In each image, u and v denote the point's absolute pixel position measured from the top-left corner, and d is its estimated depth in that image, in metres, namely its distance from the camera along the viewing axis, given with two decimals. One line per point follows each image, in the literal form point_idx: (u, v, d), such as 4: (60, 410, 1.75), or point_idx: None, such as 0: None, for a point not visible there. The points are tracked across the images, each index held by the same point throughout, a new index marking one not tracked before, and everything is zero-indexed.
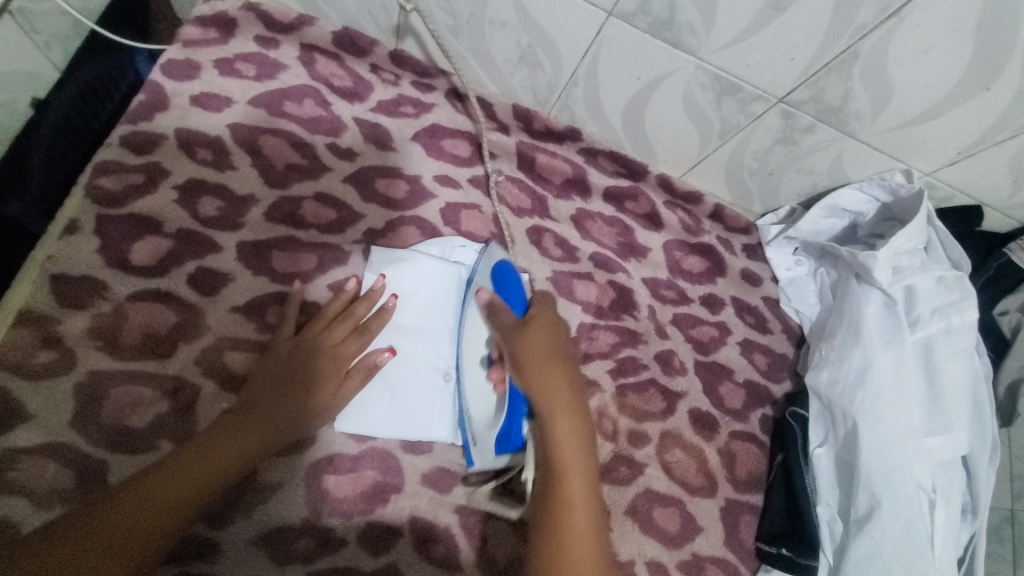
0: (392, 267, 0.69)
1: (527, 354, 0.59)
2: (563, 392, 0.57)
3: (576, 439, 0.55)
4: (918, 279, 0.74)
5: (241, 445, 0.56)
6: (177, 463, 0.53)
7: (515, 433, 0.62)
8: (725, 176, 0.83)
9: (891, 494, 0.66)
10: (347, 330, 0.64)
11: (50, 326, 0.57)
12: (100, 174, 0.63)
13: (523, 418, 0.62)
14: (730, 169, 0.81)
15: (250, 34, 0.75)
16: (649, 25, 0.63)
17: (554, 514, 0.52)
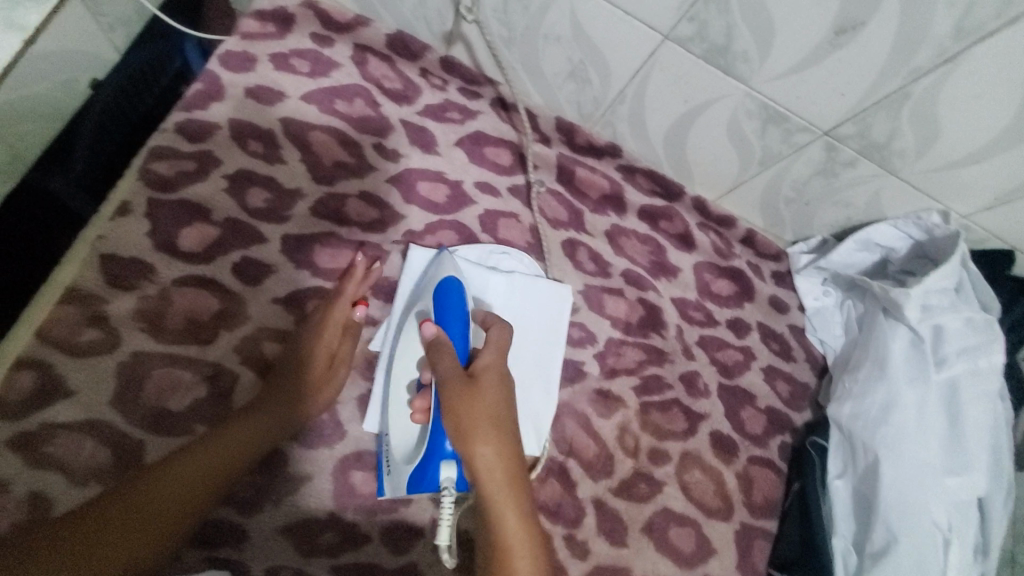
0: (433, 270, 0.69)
1: (452, 398, 0.53)
2: (487, 443, 0.51)
3: (510, 477, 0.51)
4: (947, 318, 0.74)
5: (272, 430, 0.57)
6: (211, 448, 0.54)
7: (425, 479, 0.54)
8: (759, 202, 0.83)
9: (907, 531, 0.66)
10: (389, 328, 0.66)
11: (97, 305, 0.58)
12: (154, 158, 0.64)
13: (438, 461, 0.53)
14: (766, 196, 0.81)
15: (306, 30, 0.76)
16: (703, 51, 0.64)
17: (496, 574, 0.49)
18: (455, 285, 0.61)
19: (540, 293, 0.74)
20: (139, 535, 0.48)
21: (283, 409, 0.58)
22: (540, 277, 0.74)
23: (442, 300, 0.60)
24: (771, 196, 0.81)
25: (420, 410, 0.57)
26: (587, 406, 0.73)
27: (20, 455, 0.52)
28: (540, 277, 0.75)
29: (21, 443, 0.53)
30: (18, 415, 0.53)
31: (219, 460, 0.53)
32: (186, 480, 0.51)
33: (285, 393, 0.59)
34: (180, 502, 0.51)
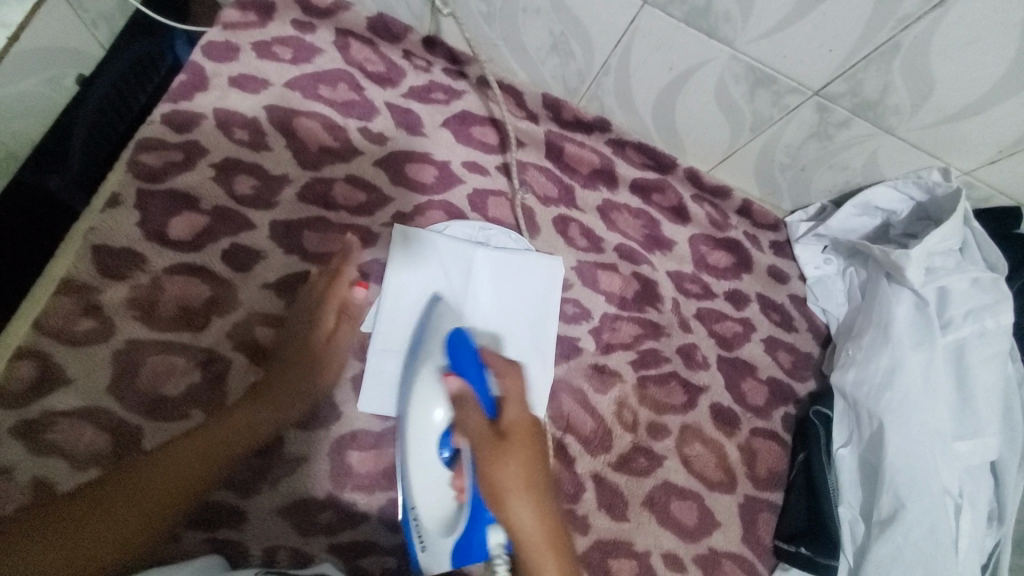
0: (416, 246, 0.68)
1: (503, 481, 0.50)
2: (543, 532, 0.49)
3: (564, 572, 0.49)
4: (951, 280, 0.72)
5: (264, 414, 0.58)
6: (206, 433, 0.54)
7: (475, 547, 0.54)
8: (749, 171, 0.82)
9: (915, 497, 0.65)
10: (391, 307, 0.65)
11: (90, 295, 0.59)
12: (142, 150, 0.65)
13: (487, 532, 0.53)
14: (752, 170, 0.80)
15: (287, 17, 0.76)
16: (685, 14, 0.63)
17: None
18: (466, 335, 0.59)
19: (533, 267, 0.73)
20: (139, 514, 0.49)
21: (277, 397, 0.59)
22: (532, 252, 0.73)
23: (456, 354, 0.56)
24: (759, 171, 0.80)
25: (459, 490, 0.55)
26: (583, 382, 0.73)
27: (21, 441, 0.53)
28: (534, 252, 0.74)
29: (21, 430, 0.54)
30: (16, 404, 0.54)
31: (213, 444, 0.54)
32: (180, 463, 0.52)
33: (278, 382, 0.59)
34: (174, 483, 0.51)
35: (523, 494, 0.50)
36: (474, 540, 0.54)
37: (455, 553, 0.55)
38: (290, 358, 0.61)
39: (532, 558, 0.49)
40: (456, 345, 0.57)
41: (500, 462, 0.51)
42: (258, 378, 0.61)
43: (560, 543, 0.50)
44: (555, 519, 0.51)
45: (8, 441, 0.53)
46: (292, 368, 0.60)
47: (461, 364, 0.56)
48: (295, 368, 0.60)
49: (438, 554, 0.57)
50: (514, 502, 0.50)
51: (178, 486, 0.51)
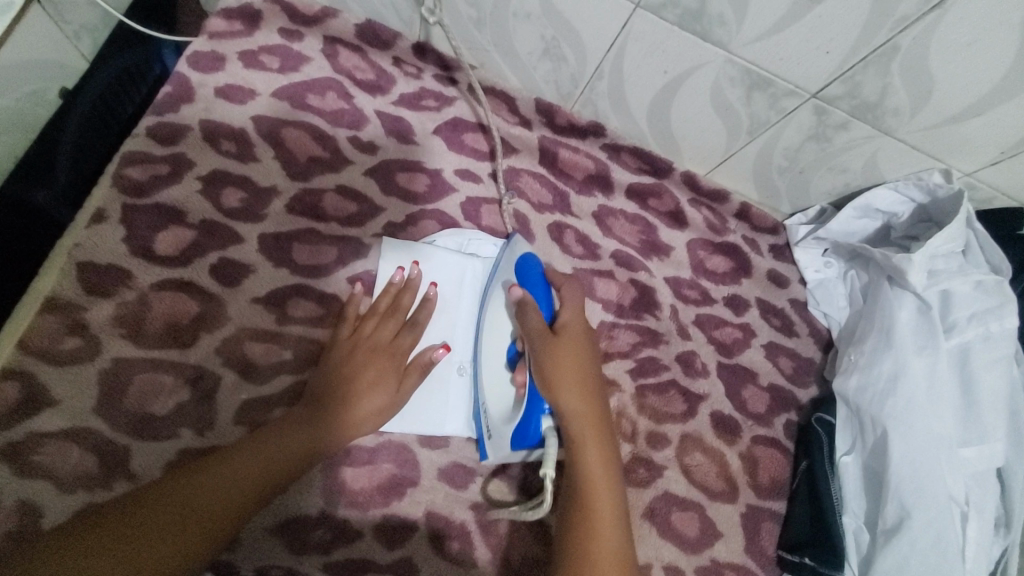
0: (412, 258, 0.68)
1: (557, 360, 0.58)
2: (579, 393, 0.58)
3: (595, 420, 0.57)
4: (954, 283, 0.71)
5: (298, 446, 0.56)
6: (234, 465, 0.53)
7: (532, 429, 0.58)
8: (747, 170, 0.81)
9: (921, 505, 0.63)
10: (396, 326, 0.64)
11: (76, 313, 0.58)
12: (127, 163, 0.64)
13: (543, 414, 0.58)
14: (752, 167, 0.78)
15: (274, 26, 0.75)
16: (678, 17, 0.62)
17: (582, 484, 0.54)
18: (533, 260, 0.67)
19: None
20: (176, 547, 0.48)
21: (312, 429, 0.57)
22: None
23: (524, 272, 0.66)
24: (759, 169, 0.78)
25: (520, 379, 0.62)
26: None
27: (8, 464, 0.52)
28: None
29: (6, 452, 0.53)
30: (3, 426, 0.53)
31: (240, 477, 0.52)
32: (208, 495, 0.51)
33: (314, 412, 0.57)
34: (200, 516, 0.50)
35: (567, 363, 0.58)
36: (530, 422, 0.58)
37: (512, 443, 0.60)
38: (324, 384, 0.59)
39: (571, 409, 0.57)
40: (525, 266, 0.66)
41: (559, 345, 0.60)
42: (251, 396, 0.60)
43: (595, 404, 0.58)
44: (598, 390, 0.59)
45: None
46: (324, 402, 0.58)
47: (530, 279, 0.65)
48: (337, 393, 0.59)
49: (501, 440, 0.60)
50: (569, 393, 0.57)
51: (206, 519, 0.50)
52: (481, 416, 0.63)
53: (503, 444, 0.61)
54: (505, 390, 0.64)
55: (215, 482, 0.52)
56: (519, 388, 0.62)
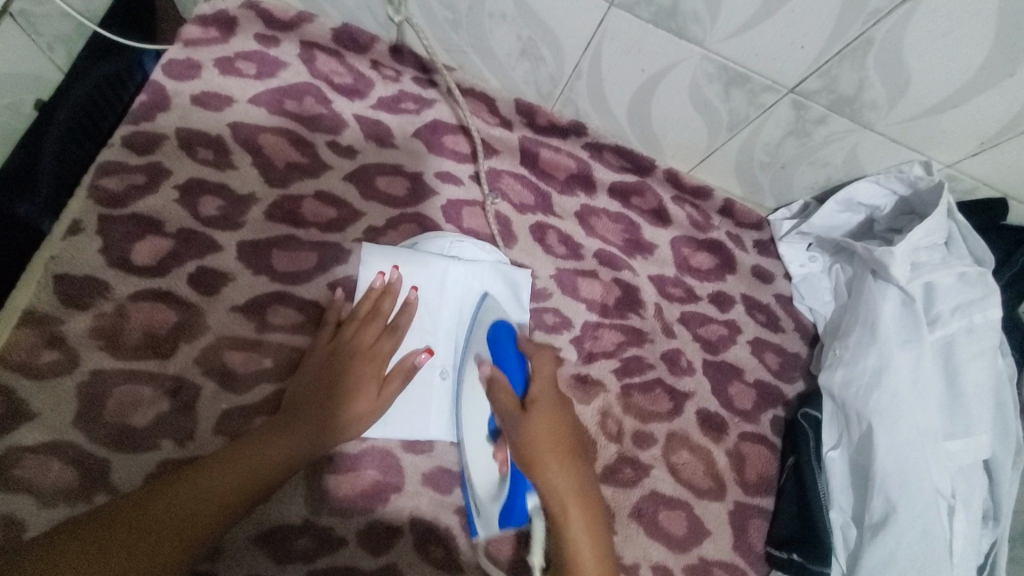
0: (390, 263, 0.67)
1: (530, 438, 0.57)
2: (560, 469, 0.56)
3: (579, 494, 0.56)
4: (937, 276, 0.71)
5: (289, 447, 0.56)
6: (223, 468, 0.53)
7: (518, 509, 0.57)
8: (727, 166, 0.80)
9: (906, 499, 0.63)
10: (376, 331, 0.64)
11: (54, 326, 0.58)
12: (102, 174, 0.63)
13: (527, 492, 0.58)
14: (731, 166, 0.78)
15: (250, 32, 0.74)
16: (652, 15, 0.61)
17: (567, 569, 0.53)
18: (505, 329, 0.65)
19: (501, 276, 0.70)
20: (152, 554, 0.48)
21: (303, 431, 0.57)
22: (501, 262, 0.71)
23: (497, 341, 0.64)
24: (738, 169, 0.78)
25: (503, 454, 0.60)
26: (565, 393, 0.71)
27: None
28: (506, 262, 0.72)
29: None
30: None
31: (231, 479, 0.53)
32: (196, 500, 0.51)
33: (304, 414, 0.58)
34: (192, 518, 0.50)
35: (544, 447, 0.57)
36: (516, 503, 0.57)
37: (500, 520, 0.58)
38: (314, 385, 0.60)
39: (549, 483, 0.55)
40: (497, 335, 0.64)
41: (530, 422, 0.58)
42: (230, 404, 0.59)
43: (580, 478, 0.57)
44: (583, 467, 0.58)
45: None
46: (314, 405, 0.59)
47: (503, 347, 0.63)
48: (320, 399, 0.59)
49: (490, 518, 0.59)
50: (550, 470, 0.56)
51: (187, 527, 0.50)
52: (466, 490, 0.61)
53: (491, 521, 0.59)
54: (487, 466, 0.61)
55: (205, 485, 0.52)
56: (502, 467, 0.60)
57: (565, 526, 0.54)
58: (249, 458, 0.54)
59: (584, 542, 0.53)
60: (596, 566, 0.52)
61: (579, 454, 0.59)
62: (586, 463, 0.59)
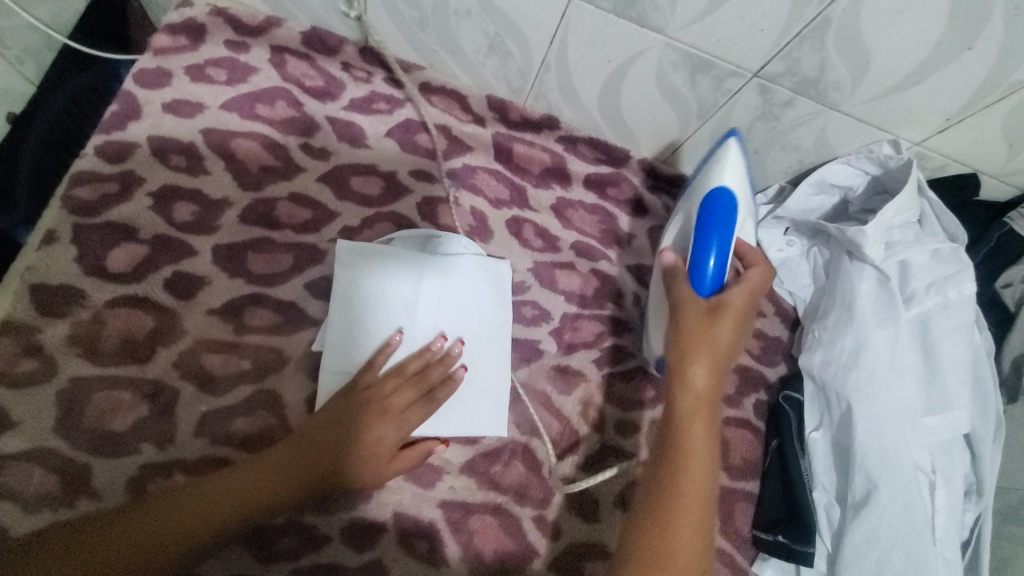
0: (363, 257, 0.67)
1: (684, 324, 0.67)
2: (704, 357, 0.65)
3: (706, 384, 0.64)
4: (911, 253, 0.71)
5: (290, 479, 0.56)
6: (215, 490, 0.54)
7: None
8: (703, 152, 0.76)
9: (887, 477, 0.63)
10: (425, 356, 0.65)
11: (31, 335, 0.58)
12: (75, 184, 0.64)
13: None
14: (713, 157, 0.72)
15: (219, 39, 0.75)
16: (613, 5, 0.62)
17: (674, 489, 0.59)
18: None
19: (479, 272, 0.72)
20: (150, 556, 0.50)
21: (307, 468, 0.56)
22: (479, 258, 0.72)
23: None
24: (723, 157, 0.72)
25: None
26: (546, 384, 0.71)
27: None
28: (484, 258, 0.73)
29: None
30: None
31: (222, 502, 0.53)
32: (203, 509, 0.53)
33: (314, 454, 0.57)
34: (194, 527, 0.52)
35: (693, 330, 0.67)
36: None
37: None
38: (327, 422, 0.59)
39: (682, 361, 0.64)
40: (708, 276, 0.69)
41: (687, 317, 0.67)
42: (210, 407, 0.60)
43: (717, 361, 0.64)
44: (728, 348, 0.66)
45: None
46: (323, 446, 0.58)
47: None
48: (344, 424, 0.59)
49: None
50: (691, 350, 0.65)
51: (188, 533, 0.51)
52: None
53: None
54: None
55: (199, 506, 0.52)
56: None
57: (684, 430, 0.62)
58: (244, 485, 0.54)
59: (692, 452, 0.61)
60: (697, 478, 0.60)
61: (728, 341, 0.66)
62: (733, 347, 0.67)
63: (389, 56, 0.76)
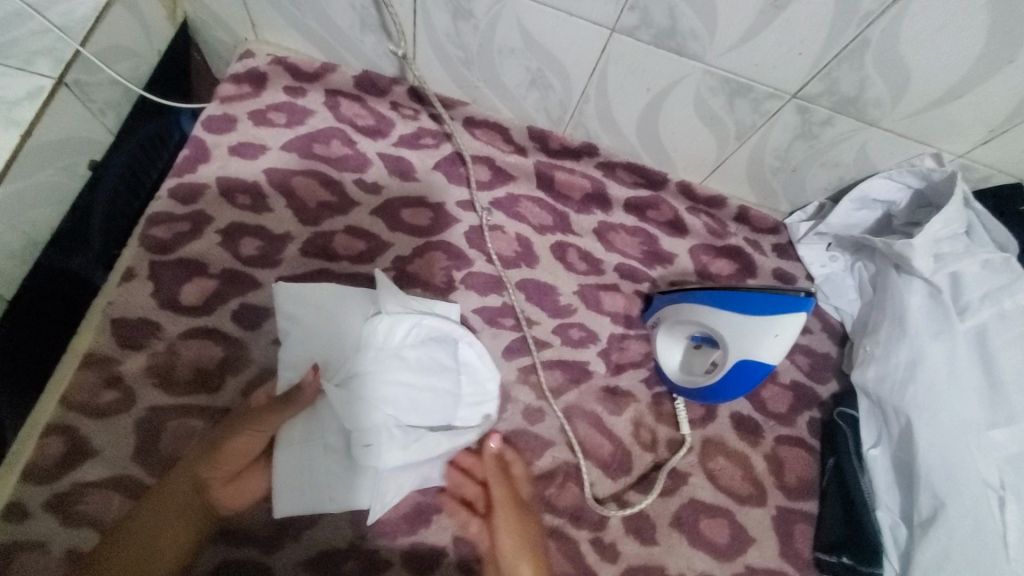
0: (302, 299, 0.65)
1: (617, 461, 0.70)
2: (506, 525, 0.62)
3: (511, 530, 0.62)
4: (962, 265, 0.70)
5: (251, 441, 0.59)
6: (188, 470, 0.57)
7: None
8: (761, 292, 0.61)
9: (954, 493, 0.62)
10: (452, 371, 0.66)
11: (112, 367, 0.62)
12: (152, 224, 0.68)
13: None
14: (757, 323, 0.61)
15: (279, 85, 0.80)
16: (653, 36, 0.64)
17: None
18: None
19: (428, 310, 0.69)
20: (148, 547, 0.54)
21: (271, 425, 0.59)
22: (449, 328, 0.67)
23: None
24: (774, 328, 0.61)
25: None
26: (597, 405, 0.72)
27: (54, 516, 0.56)
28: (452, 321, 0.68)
29: (52, 503, 0.56)
30: (49, 479, 0.57)
31: (200, 475, 0.57)
32: (175, 499, 0.56)
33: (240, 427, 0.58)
34: (185, 509, 0.56)
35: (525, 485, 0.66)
36: None
37: None
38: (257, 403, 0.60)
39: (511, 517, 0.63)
40: (746, 365, 0.63)
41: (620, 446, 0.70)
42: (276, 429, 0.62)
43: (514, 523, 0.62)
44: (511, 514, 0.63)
45: (43, 515, 0.55)
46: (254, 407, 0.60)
47: None
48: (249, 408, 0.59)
49: None
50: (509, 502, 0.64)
51: (181, 516, 0.56)
52: None
53: None
54: None
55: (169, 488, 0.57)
56: None
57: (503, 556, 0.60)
58: (208, 452, 0.58)
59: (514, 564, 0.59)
60: None
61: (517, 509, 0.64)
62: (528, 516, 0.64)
63: (425, 90, 0.80)
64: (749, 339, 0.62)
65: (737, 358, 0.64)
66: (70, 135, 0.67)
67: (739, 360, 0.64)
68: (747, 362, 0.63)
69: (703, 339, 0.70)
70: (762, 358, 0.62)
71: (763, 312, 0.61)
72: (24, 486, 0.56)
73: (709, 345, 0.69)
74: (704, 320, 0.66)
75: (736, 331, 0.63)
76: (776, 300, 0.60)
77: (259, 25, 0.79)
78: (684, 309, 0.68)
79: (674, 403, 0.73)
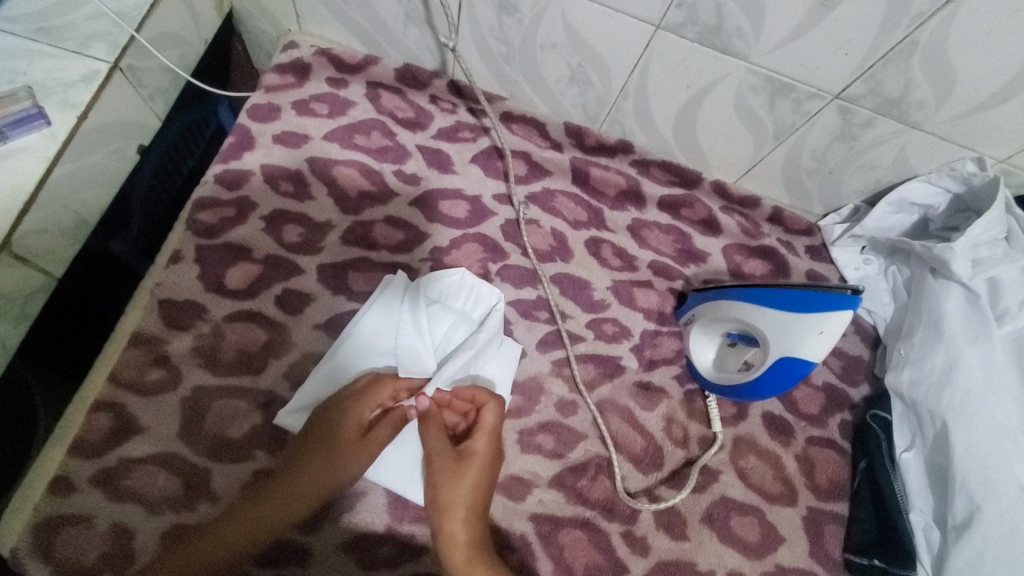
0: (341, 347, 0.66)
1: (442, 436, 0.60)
2: (448, 475, 0.58)
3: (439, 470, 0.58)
4: (1001, 270, 0.70)
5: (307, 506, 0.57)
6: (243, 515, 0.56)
7: None
8: (804, 288, 0.62)
9: (991, 497, 0.62)
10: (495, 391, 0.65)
11: (159, 347, 0.63)
12: (198, 209, 0.70)
13: None
14: (801, 319, 0.62)
15: (322, 76, 0.81)
16: (697, 34, 0.65)
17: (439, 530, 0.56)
18: None
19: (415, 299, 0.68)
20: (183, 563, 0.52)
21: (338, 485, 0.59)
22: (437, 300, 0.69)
23: None
24: (820, 325, 0.61)
25: None
26: (629, 400, 0.73)
27: (100, 490, 0.57)
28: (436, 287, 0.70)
29: (99, 477, 0.57)
30: (96, 454, 0.58)
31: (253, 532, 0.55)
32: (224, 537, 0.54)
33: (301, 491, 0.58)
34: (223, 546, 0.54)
35: (463, 462, 0.59)
36: None
37: None
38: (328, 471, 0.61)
39: (442, 464, 0.59)
40: (791, 363, 0.63)
41: (470, 444, 0.60)
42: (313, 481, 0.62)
43: (455, 464, 0.59)
44: (461, 458, 0.59)
45: (89, 490, 0.56)
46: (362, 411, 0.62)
47: None
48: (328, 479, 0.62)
49: None
50: (457, 465, 0.58)
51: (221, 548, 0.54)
52: None
53: None
54: None
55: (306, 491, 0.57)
56: None
57: (447, 503, 0.57)
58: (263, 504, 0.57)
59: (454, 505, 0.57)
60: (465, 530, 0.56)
61: (452, 454, 0.59)
62: (469, 457, 0.59)
63: (465, 84, 0.81)
64: (793, 336, 0.63)
65: (781, 356, 0.64)
66: (123, 120, 0.69)
67: (783, 358, 0.64)
68: (793, 360, 0.63)
69: (739, 337, 0.70)
70: (804, 355, 0.62)
71: (809, 309, 0.61)
72: (73, 461, 0.57)
73: (746, 345, 0.70)
74: (747, 320, 0.66)
75: (778, 329, 0.64)
76: (821, 297, 0.61)
77: (303, 17, 0.80)
78: (724, 310, 0.69)
79: (707, 401, 0.74)
